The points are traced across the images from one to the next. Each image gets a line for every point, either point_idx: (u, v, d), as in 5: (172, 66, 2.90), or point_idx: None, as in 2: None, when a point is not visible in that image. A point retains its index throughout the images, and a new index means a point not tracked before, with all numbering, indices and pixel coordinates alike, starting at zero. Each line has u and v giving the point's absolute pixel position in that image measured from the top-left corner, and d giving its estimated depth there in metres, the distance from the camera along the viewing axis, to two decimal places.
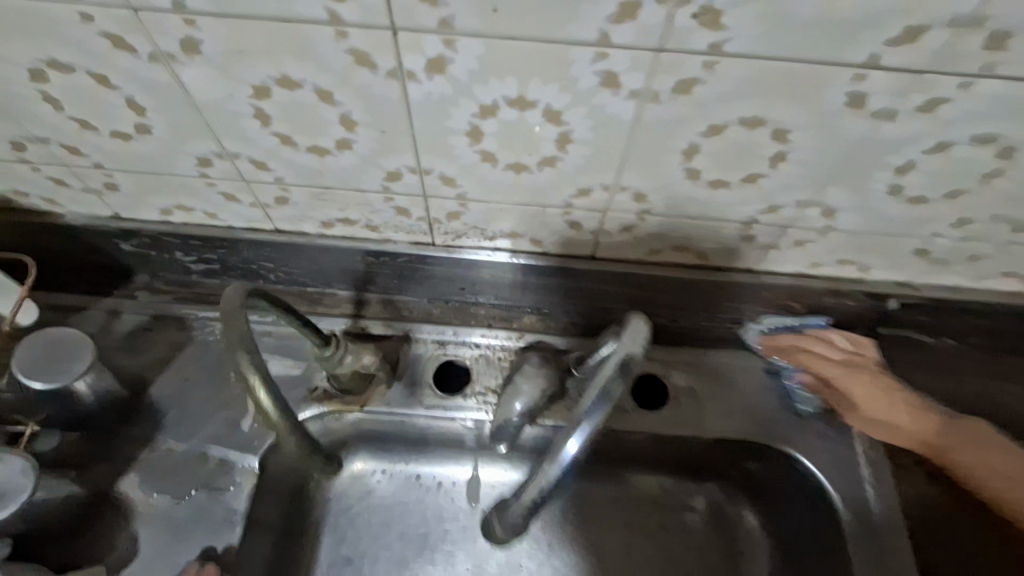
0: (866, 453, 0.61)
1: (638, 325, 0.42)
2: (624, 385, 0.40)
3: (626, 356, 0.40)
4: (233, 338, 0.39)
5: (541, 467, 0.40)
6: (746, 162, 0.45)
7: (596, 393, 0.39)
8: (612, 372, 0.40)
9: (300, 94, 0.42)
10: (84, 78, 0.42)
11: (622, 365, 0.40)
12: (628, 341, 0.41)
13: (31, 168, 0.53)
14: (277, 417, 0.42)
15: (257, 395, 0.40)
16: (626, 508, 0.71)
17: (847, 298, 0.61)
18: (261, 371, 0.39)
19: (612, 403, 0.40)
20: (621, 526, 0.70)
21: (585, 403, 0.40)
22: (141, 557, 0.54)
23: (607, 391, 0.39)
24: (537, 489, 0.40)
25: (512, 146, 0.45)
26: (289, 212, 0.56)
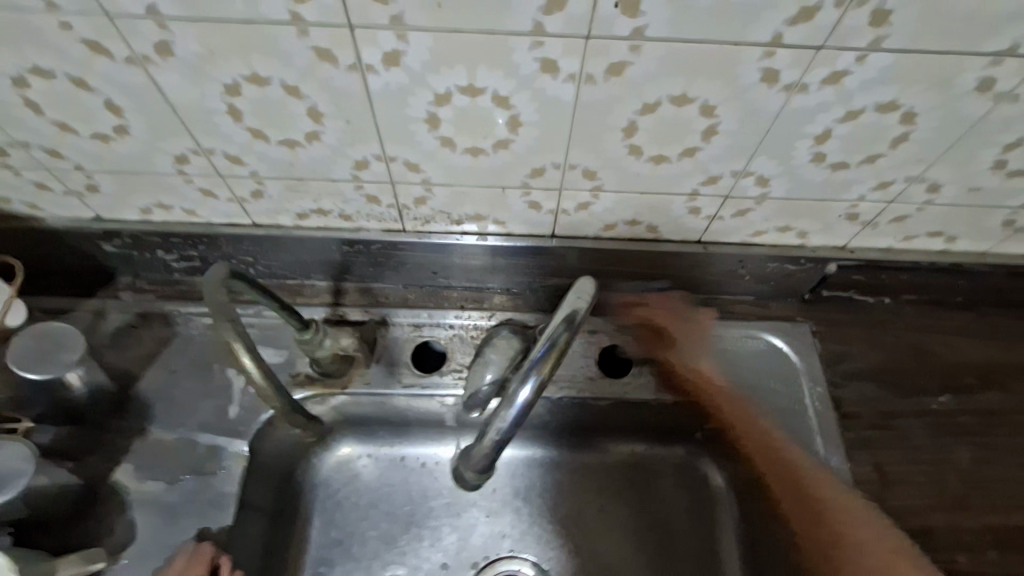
0: (814, 405, 0.66)
1: (584, 283, 0.47)
2: (570, 336, 0.45)
3: (572, 309, 0.45)
4: (219, 306, 0.44)
5: (499, 412, 0.45)
6: (680, 137, 0.50)
7: (544, 344, 0.45)
8: (560, 324, 0.45)
9: (269, 89, 0.46)
10: (65, 83, 0.45)
11: (569, 318, 0.45)
12: (572, 296, 0.46)
13: (14, 173, 0.56)
14: (263, 383, 0.48)
15: (241, 359, 0.46)
16: (597, 474, 0.75)
17: (790, 263, 0.66)
18: (242, 336, 0.45)
19: (560, 351, 0.45)
20: (594, 491, 0.74)
21: (535, 353, 0.45)
22: (136, 541, 0.57)
23: (555, 340, 0.45)
24: (497, 432, 0.46)
25: (467, 131, 0.49)
26: (265, 205, 0.60)
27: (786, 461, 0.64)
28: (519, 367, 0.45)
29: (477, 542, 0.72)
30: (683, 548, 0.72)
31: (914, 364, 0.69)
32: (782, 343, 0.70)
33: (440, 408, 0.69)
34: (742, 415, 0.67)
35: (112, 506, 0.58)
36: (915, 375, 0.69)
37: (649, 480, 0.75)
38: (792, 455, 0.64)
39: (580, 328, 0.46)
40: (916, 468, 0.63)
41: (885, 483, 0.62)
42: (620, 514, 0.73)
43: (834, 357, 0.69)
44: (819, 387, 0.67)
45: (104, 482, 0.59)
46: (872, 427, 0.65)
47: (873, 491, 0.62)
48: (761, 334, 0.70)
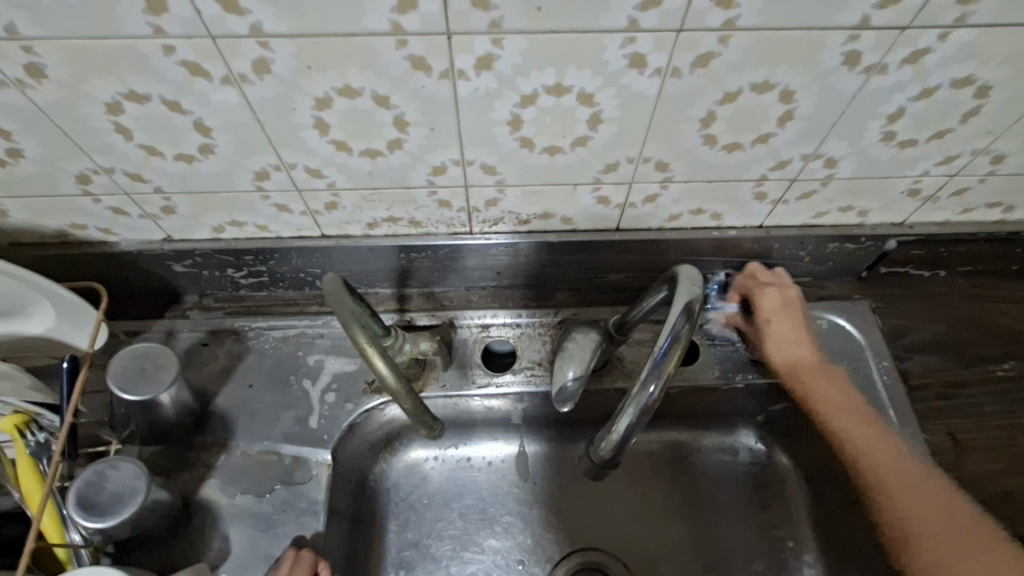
0: (882, 380, 0.68)
1: (693, 273, 0.50)
2: (690, 328, 0.47)
3: (689, 301, 0.48)
4: (345, 314, 0.47)
5: (625, 403, 0.48)
6: (755, 124, 0.51)
7: (665, 339, 0.47)
8: (680, 318, 0.47)
9: (360, 101, 0.47)
10: (159, 106, 0.46)
11: (687, 311, 0.47)
12: (684, 289, 0.48)
13: (94, 200, 0.56)
14: (397, 385, 0.49)
15: (375, 364, 0.47)
16: (661, 463, 0.76)
17: (850, 242, 0.68)
18: (372, 340, 0.47)
19: (682, 342, 0.47)
20: (661, 480, 0.76)
21: (656, 350, 0.47)
22: (235, 553, 0.57)
23: (677, 334, 0.47)
24: (624, 422, 0.49)
25: (548, 130, 0.50)
26: (338, 216, 0.61)
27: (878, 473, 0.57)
28: (640, 367, 0.48)
29: (552, 536, 0.73)
30: (751, 529, 0.73)
31: (971, 333, 0.71)
32: (843, 321, 0.71)
33: (509, 404, 0.71)
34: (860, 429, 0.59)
35: (206, 520, 0.59)
36: (974, 345, 0.70)
37: (712, 465, 0.76)
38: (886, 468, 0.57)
39: (697, 317, 0.48)
40: (988, 434, 0.65)
41: (959, 450, 0.64)
42: (686, 500, 0.75)
43: (894, 332, 0.71)
44: (884, 362, 0.69)
45: (196, 497, 0.60)
46: (938, 397, 0.67)
47: (950, 458, 0.64)
48: (823, 314, 0.72)
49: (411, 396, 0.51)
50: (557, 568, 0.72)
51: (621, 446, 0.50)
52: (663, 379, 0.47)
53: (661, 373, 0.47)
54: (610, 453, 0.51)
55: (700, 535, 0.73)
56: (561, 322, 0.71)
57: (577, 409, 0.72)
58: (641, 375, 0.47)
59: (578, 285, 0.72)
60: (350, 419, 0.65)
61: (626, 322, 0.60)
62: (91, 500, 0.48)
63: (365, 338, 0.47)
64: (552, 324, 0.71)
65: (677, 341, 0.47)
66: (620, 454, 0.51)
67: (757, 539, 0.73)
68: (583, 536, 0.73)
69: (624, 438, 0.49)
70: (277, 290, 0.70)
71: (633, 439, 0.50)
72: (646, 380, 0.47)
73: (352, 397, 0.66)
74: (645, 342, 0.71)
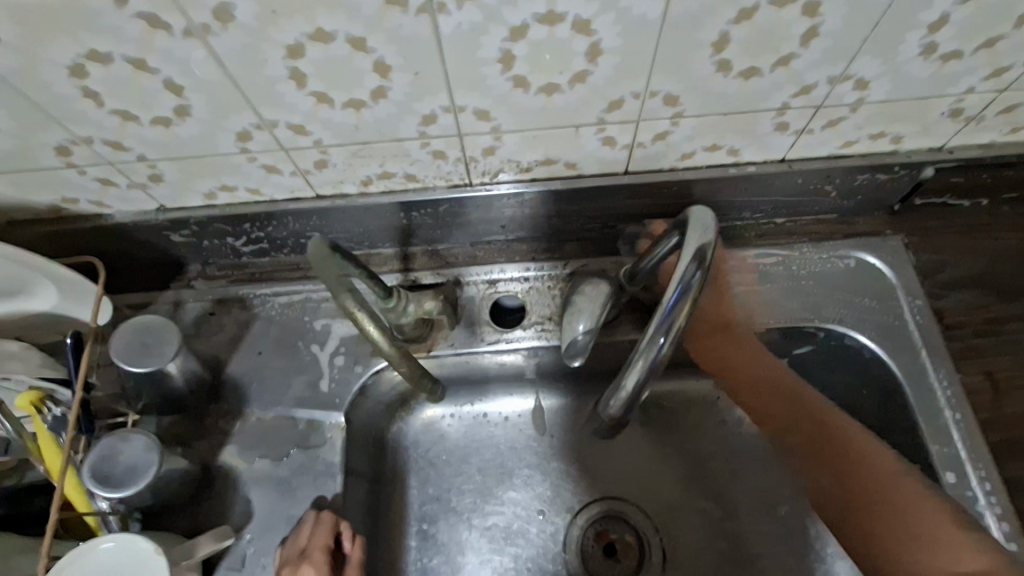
0: (915, 319, 0.64)
1: (703, 215, 0.46)
2: (703, 276, 0.44)
3: (700, 247, 0.44)
4: (331, 281, 0.48)
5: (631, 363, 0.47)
6: (775, 45, 0.46)
7: (675, 291, 0.44)
8: (691, 266, 0.43)
9: (334, 46, 0.43)
10: (123, 67, 0.43)
11: (699, 256, 0.44)
12: (697, 232, 0.44)
13: (78, 171, 0.55)
14: (392, 348, 0.52)
15: (367, 328, 0.50)
16: (679, 414, 0.75)
17: (882, 173, 0.62)
18: (361, 306, 0.49)
19: (694, 291, 0.44)
20: (681, 427, 0.75)
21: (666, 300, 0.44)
22: (259, 514, 0.59)
23: (688, 284, 0.43)
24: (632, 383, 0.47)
25: (543, 66, 0.46)
26: (329, 174, 0.58)
27: (822, 413, 0.61)
28: (651, 317, 0.45)
29: (571, 487, 0.74)
30: (772, 474, 0.72)
31: (1017, 264, 0.66)
32: (874, 259, 0.67)
33: (521, 360, 0.69)
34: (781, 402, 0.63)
35: (229, 485, 0.60)
36: (1018, 277, 0.65)
37: (731, 412, 0.75)
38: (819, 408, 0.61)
39: (709, 264, 0.44)
40: None
41: (999, 390, 0.61)
42: (708, 445, 0.74)
43: (929, 268, 0.67)
44: (918, 300, 0.65)
45: (217, 463, 0.61)
46: (977, 334, 0.63)
47: (987, 399, 0.61)
48: (850, 253, 0.67)
49: (406, 358, 0.55)
50: (577, 517, 0.73)
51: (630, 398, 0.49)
52: (676, 324, 0.44)
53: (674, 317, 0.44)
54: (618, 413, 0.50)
55: (722, 481, 0.73)
56: (571, 274, 0.69)
57: (589, 362, 0.71)
58: (653, 326, 0.44)
59: (588, 235, 0.69)
60: (361, 382, 0.65)
61: (638, 272, 0.57)
62: (106, 473, 0.48)
63: (355, 305, 0.49)
64: (562, 277, 0.69)
65: (688, 290, 0.44)
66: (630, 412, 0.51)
67: (779, 482, 0.72)
68: (605, 485, 0.74)
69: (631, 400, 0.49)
70: (280, 256, 0.69)
71: (643, 396, 0.49)
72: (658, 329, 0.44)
73: (361, 359, 0.66)
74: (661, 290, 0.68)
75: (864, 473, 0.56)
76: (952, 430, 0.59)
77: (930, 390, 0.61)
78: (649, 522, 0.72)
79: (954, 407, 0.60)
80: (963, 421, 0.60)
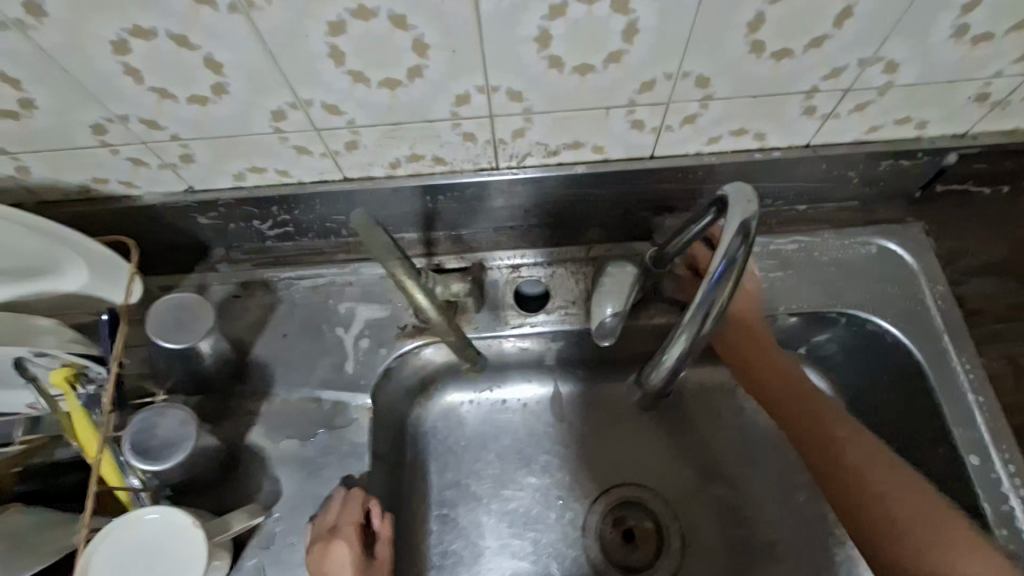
0: (937, 304, 0.64)
1: (745, 191, 0.45)
2: (747, 251, 0.44)
3: (744, 220, 0.43)
4: (381, 251, 0.52)
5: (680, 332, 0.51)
6: (810, 26, 0.46)
7: (721, 265, 0.45)
8: (735, 240, 0.43)
9: (375, 23, 0.43)
10: (166, 43, 0.44)
11: (743, 231, 0.44)
12: (739, 205, 0.44)
13: (112, 151, 0.55)
14: (437, 315, 0.58)
15: (415, 295, 0.55)
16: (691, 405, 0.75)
17: (906, 159, 0.63)
18: (410, 271, 0.54)
19: (739, 266, 0.44)
20: (696, 414, 0.75)
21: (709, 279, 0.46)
22: (286, 494, 0.59)
23: (733, 259, 0.44)
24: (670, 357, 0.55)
25: (579, 45, 0.46)
26: (359, 156, 0.59)
27: (831, 434, 0.60)
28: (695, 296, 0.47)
29: (590, 473, 0.74)
30: (787, 461, 0.73)
31: None
32: (894, 246, 0.67)
33: (543, 344, 0.70)
34: (836, 421, 0.60)
35: (256, 465, 0.60)
36: None
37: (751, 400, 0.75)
38: (821, 415, 0.61)
39: (752, 237, 0.44)
40: None
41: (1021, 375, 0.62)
42: (722, 433, 0.74)
43: (950, 255, 0.67)
44: (940, 286, 0.65)
45: (243, 443, 0.61)
46: (1000, 320, 0.64)
47: (1009, 383, 0.62)
48: (872, 240, 0.68)
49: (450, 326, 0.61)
50: (597, 502, 0.73)
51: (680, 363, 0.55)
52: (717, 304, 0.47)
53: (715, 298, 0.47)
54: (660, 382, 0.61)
55: (736, 471, 0.73)
56: (594, 260, 0.70)
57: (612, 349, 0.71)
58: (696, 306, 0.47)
59: (612, 221, 0.69)
60: (386, 364, 0.65)
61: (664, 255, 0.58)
62: (144, 445, 0.49)
63: (405, 271, 0.53)
64: (585, 262, 0.69)
65: (732, 265, 0.44)
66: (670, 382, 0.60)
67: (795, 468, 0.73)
68: (622, 473, 0.74)
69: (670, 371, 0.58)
70: (304, 241, 0.70)
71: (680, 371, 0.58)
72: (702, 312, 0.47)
73: (386, 342, 0.66)
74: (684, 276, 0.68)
75: (871, 494, 0.56)
76: (976, 414, 0.60)
77: (953, 374, 0.62)
78: (668, 507, 0.73)
79: (977, 390, 0.61)
80: (987, 404, 0.60)
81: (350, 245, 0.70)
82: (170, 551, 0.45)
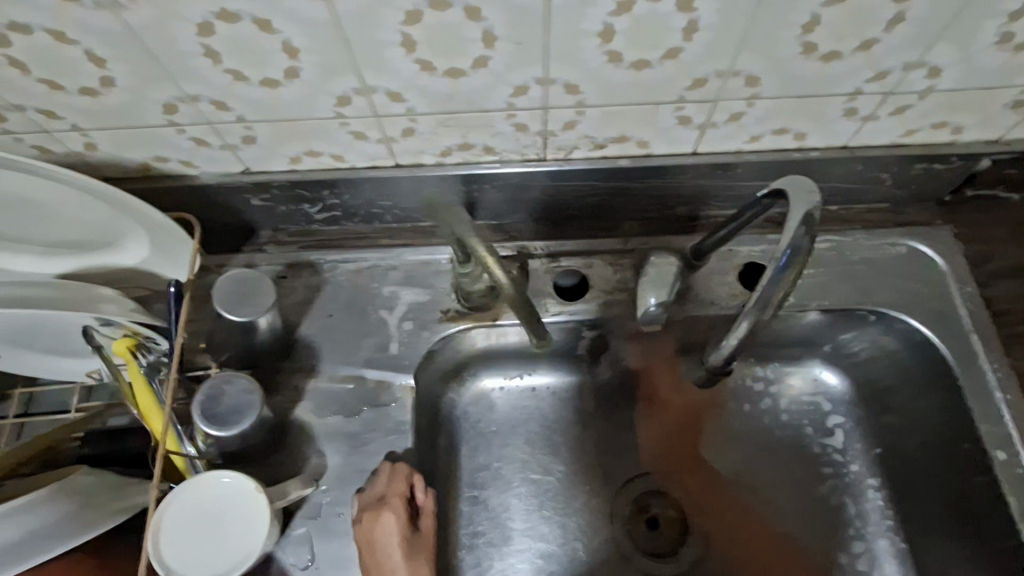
0: (964, 304, 0.67)
1: (807, 185, 0.47)
2: (810, 240, 0.46)
3: (806, 213, 0.46)
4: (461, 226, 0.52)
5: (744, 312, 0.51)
6: (861, 28, 0.48)
7: (785, 253, 0.46)
8: (800, 230, 0.45)
9: (450, 14, 0.45)
10: (248, 26, 0.46)
11: (806, 221, 0.46)
12: (800, 201, 0.46)
13: (178, 130, 0.57)
14: (506, 287, 0.51)
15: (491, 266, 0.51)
16: (693, 401, 0.77)
17: (939, 162, 0.65)
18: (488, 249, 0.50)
19: (803, 253, 0.46)
20: (693, 413, 0.77)
21: (774, 266, 0.47)
22: (332, 467, 0.62)
23: (797, 246, 0.46)
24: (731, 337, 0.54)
25: (640, 41, 0.48)
26: (413, 143, 0.60)
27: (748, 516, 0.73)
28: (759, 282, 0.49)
29: (615, 462, 0.76)
30: (805, 455, 0.75)
31: None
32: (923, 247, 0.69)
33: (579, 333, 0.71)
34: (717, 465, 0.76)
35: (303, 438, 0.63)
36: None
37: (775, 395, 0.77)
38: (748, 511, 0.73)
39: (815, 229, 0.46)
40: None
41: None
42: (728, 426, 0.77)
43: (976, 257, 0.69)
44: (967, 287, 0.67)
45: (290, 418, 0.63)
46: None
47: None
48: (901, 241, 0.70)
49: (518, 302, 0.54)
50: (624, 491, 0.75)
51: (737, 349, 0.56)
52: (778, 293, 0.48)
53: (777, 286, 0.48)
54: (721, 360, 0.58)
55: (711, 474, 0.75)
56: (632, 249, 0.70)
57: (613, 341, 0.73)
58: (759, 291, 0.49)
59: (650, 215, 0.71)
60: (428, 346, 0.67)
61: (704, 248, 0.60)
62: (213, 411, 0.53)
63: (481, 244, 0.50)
64: (623, 251, 0.70)
65: (797, 254, 0.46)
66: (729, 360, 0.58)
67: (805, 462, 0.74)
68: (638, 465, 0.76)
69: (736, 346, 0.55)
70: (349, 225, 0.72)
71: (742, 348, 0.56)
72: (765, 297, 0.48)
73: (428, 324, 0.68)
74: (719, 268, 0.69)
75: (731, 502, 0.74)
76: (1003, 413, 0.62)
77: (979, 372, 0.64)
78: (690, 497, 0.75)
79: (1003, 389, 0.63)
80: (1013, 402, 0.62)
81: (393, 230, 0.72)
82: (230, 519, 0.50)
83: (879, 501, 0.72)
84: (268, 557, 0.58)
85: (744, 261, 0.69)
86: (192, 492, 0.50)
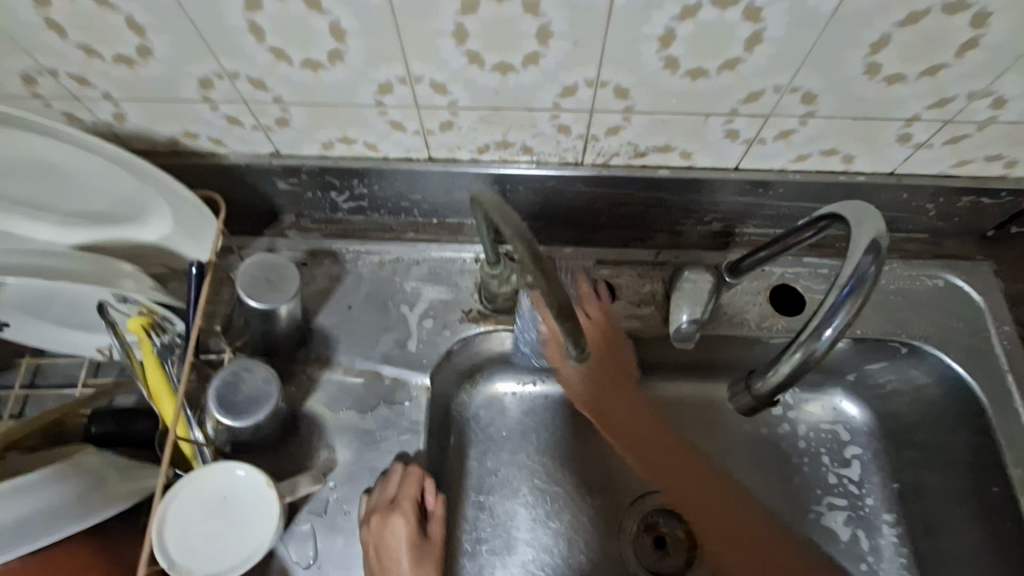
0: (1001, 344, 0.65)
1: (874, 213, 0.46)
2: (877, 270, 0.44)
3: (873, 239, 0.44)
4: (511, 228, 0.48)
5: (797, 340, 0.48)
6: (932, 52, 0.47)
7: (849, 281, 0.44)
8: (866, 257, 0.44)
9: (508, 7, 0.44)
10: (298, 4, 0.44)
11: (874, 248, 0.44)
12: (866, 228, 0.45)
13: (211, 106, 0.55)
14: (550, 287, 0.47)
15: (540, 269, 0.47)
16: (698, 415, 0.75)
17: (987, 197, 0.63)
18: (529, 250, 0.47)
19: (869, 285, 0.44)
20: (701, 428, 0.75)
21: (836, 295, 0.45)
22: (342, 463, 0.60)
23: (862, 276, 0.44)
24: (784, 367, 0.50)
25: (700, 49, 0.47)
26: (451, 137, 0.59)
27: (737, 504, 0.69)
28: (816, 309, 0.46)
29: (626, 476, 0.74)
30: (819, 484, 0.72)
31: None
32: (961, 282, 0.68)
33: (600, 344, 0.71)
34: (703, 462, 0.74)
35: (314, 432, 0.61)
36: None
37: (795, 421, 0.75)
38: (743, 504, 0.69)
39: (882, 258, 0.44)
40: None
41: None
42: (729, 446, 0.74)
43: (1014, 296, 0.68)
44: (1005, 326, 0.66)
45: (303, 410, 0.62)
46: None
47: None
48: (939, 274, 0.68)
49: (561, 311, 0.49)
50: (634, 507, 0.73)
51: (785, 383, 0.51)
52: (837, 324, 0.45)
53: (837, 317, 0.45)
54: (766, 392, 0.54)
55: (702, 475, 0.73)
56: (663, 262, 0.69)
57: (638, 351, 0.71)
58: (815, 318, 0.46)
59: (682, 228, 0.69)
60: (448, 346, 0.66)
61: (742, 266, 0.58)
62: (231, 401, 0.52)
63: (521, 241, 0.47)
64: (653, 264, 0.69)
65: (862, 284, 0.44)
66: (777, 391, 0.53)
67: (807, 490, 0.72)
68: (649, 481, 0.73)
69: (787, 379, 0.51)
70: (375, 216, 0.70)
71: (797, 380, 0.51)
72: (822, 323, 0.45)
73: (449, 324, 0.66)
74: (750, 289, 0.68)
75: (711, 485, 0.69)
76: None
77: (1014, 415, 0.62)
78: None
79: None
80: None
81: (418, 225, 0.70)
82: (242, 521, 0.48)
83: (895, 537, 0.70)
84: (269, 552, 0.56)
85: (775, 282, 0.68)
86: (208, 481, 0.49)
